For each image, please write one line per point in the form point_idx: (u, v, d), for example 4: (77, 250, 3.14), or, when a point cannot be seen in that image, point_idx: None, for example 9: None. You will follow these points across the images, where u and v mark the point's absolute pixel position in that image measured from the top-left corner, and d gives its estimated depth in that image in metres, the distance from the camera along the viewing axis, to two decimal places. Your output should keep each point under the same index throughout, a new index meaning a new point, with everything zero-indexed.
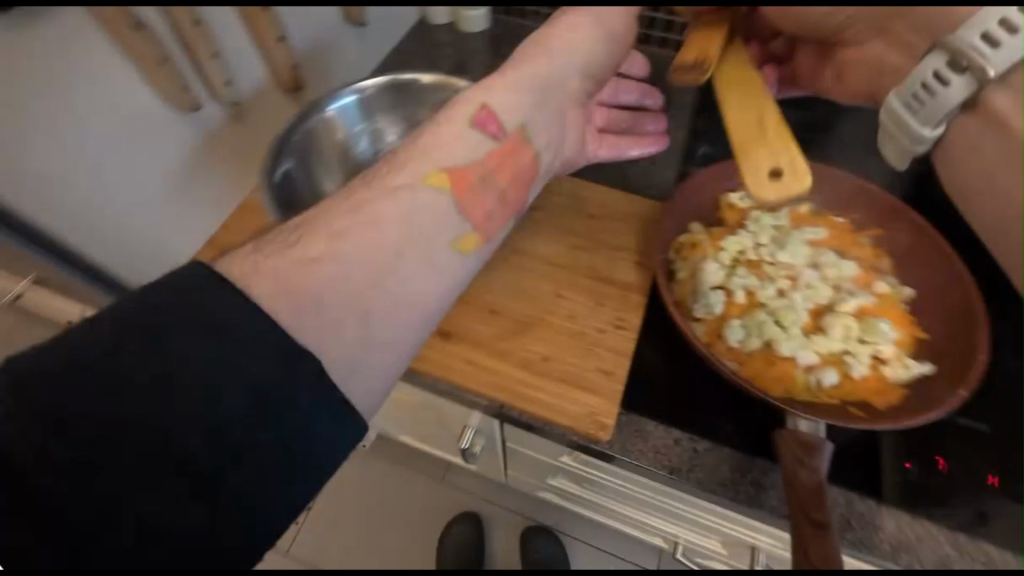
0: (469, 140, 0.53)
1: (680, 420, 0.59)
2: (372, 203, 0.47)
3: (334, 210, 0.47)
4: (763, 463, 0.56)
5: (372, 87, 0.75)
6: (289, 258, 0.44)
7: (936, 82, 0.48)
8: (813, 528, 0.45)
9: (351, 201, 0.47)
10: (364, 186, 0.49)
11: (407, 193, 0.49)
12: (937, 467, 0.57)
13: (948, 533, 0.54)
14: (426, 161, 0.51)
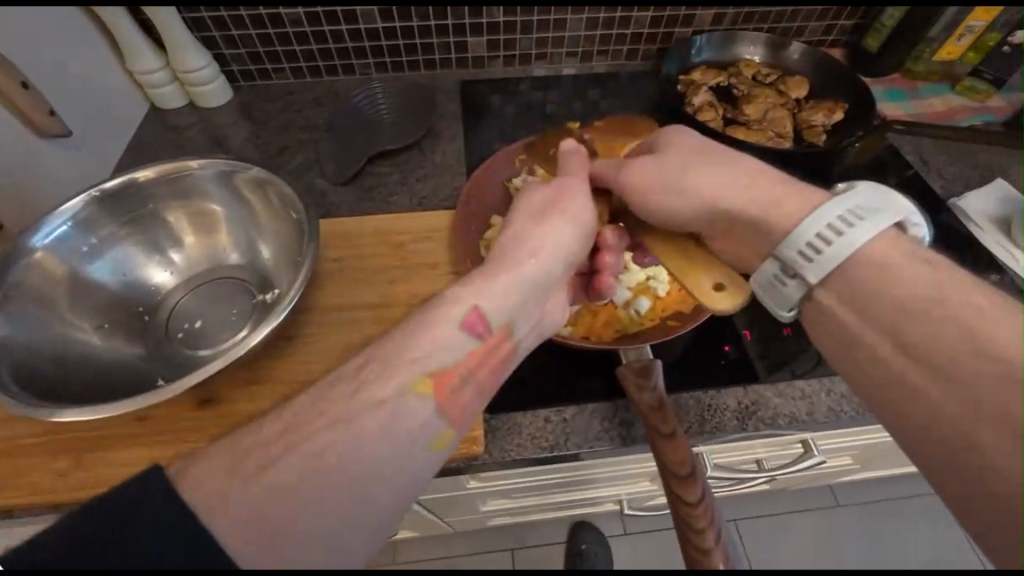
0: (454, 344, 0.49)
1: (541, 399, 0.61)
2: (351, 416, 0.43)
3: (308, 419, 0.43)
4: (621, 403, 0.61)
5: (84, 204, 0.64)
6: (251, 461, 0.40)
7: (809, 249, 0.49)
8: (665, 439, 0.49)
9: (328, 411, 0.43)
10: (342, 386, 0.45)
11: (382, 413, 0.44)
12: (747, 337, 0.67)
13: (770, 387, 0.63)
14: (402, 355, 0.47)
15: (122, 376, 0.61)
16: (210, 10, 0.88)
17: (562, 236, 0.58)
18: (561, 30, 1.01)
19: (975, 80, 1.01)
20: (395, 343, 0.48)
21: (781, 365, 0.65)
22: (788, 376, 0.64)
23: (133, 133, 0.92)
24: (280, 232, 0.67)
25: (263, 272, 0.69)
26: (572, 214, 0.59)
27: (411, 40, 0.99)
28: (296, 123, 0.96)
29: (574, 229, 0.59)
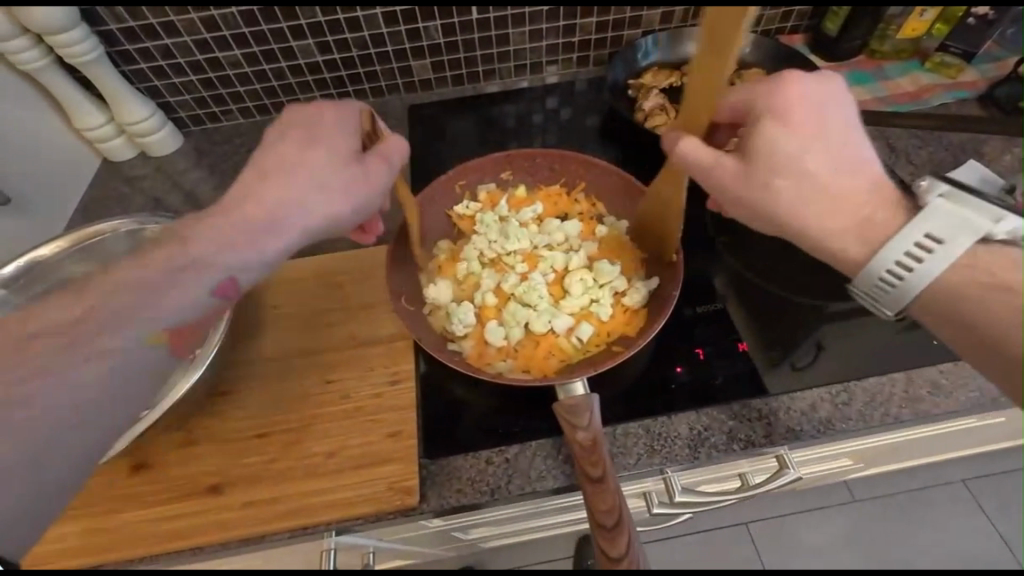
0: (197, 302, 0.52)
1: (480, 440, 0.60)
2: (61, 365, 0.47)
3: (21, 354, 0.47)
4: (562, 438, 0.59)
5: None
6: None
7: (909, 258, 0.49)
8: (594, 485, 0.47)
9: (33, 360, 0.47)
10: (57, 336, 0.48)
11: (99, 363, 0.48)
12: (699, 357, 0.64)
13: (726, 409, 0.60)
14: (117, 312, 0.49)
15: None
16: (146, 60, 0.87)
17: (310, 207, 0.53)
18: (506, 44, 0.97)
19: (945, 54, 0.95)
20: (118, 293, 0.49)
21: (781, 357, 0.64)
22: (787, 368, 0.63)
23: (85, 190, 0.92)
24: None
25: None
26: (304, 150, 0.54)
27: (354, 70, 0.95)
28: (245, 164, 0.95)
29: (309, 191, 0.54)
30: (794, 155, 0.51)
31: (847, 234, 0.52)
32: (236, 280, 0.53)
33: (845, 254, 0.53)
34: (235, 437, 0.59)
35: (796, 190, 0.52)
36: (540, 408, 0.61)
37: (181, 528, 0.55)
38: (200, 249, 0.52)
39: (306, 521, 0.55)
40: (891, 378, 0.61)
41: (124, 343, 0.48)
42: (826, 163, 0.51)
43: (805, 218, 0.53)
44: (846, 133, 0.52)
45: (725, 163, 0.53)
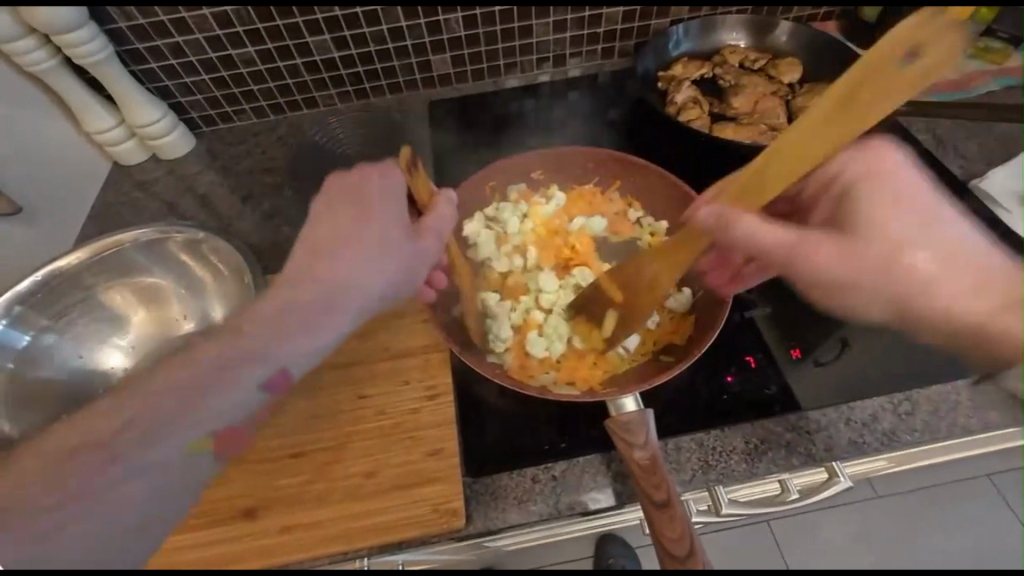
0: (247, 398, 0.46)
1: (525, 456, 0.57)
2: (117, 459, 0.40)
3: (63, 464, 0.40)
4: (612, 453, 0.57)
5: (11, 301, 0.65)
6: (12, 504, 0.40)
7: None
8: (659, 510, 0.46)
9: (76, 473, 0.39)
10: (102, 441, 0.41)
11: (155, 460, 0.41)
12: (750, 364, 0.63)
13: (781, 421, 0.59)
14: (166, 413, 0.42)
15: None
16: (157, 60, 0.83)
17: (368, 274, 0.54)
18: (529, 37, 0.91)
19: (990, 39, 0.90)
20: (183, 372, 0.44)
21: (804, 354, 0.64)
22: (810, 365, 0.63)
23: (95, 195, 0.88)
24: (218, 277, 0.69)
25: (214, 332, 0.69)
26: (368, 214, 0.56)
27: (371, 65, 0.91)
28: (260, 166, 0.91)
29: (376, 266, 0.55)
30: (905, 240, 0.50)
31: (978, 299, 0.46)
32: (288, 372, 0.48)
33: (982, 328, 0.46)
34: (269, 457, 0.57)
35: (924, 261, 0.49)
36: (586, 422, 0.59)
37: (217, 555, 0.53)
38: (254, 339, 0.47)
39: (349, 544, 0.53)
40: (954, 387, 0.61)
41: (171, 446, 0.42)
42: (919, 228, 0.50)
43: (927, 291, 0.49)
44: (926, 192, 0.52)
45: (815, 245, 0.53)
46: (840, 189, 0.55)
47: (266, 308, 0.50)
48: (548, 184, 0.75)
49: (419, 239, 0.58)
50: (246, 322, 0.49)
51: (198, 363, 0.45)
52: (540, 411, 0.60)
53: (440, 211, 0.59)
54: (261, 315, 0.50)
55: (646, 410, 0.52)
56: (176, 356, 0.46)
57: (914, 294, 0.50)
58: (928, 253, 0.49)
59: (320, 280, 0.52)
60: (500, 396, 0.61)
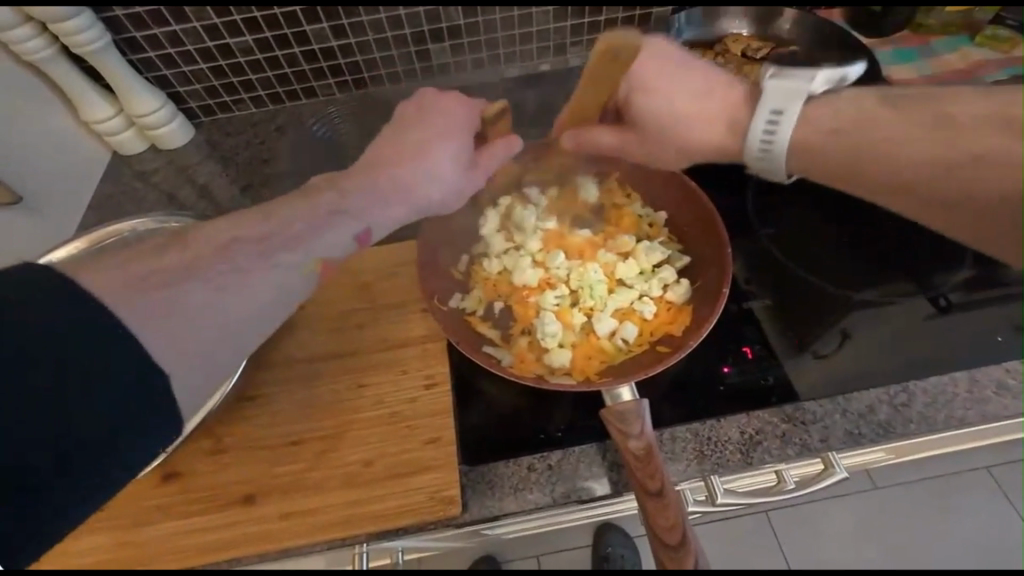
0: (338, 241, 0.54)
1: (522, 446, 0.58)
2: (254, 267, 0.50)
3: (221, 253, 0.50)
4: (608, 443, 0.57)
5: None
6: (179, 274, 0.48)
7: (770, 124, 0.53)
8: (652, 498, 0.47)
9: (235, 259, 0.50)
10: (245, 246, 0.51)
11: (280, 270, 0.51)
12: (747, 356, 0.63)
13: (778, 412, 0.59)
14: (297, 235, 0.52)
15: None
16: (155, 49, 0.83)
17: (438, 180, 0.58)
18: (530, 25, 0.90)
19: (998, 27, 0.89)
20: (295, 220, 0.53)
21: (802, 346, 0.64)
22: (807, 356, 0.63)
23: (95, 185, 0.89)
24: None
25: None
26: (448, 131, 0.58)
27: (369, 54, 0.89)
28: (259, 156, 0.91)
29: (450, 166, 0.58)
30: (669, 107, 0.59)
31: (730, 143, 0.57)
32: (371, 233, 0.57)
33: (744, 155, 0.57)
34: (268, 445, 0.57)
35: (679, 131, 0.60)
36: (583, 413, 0.59)
37: (218, 540, 0.54)
38: (355, 203, 0.55)
39: (347, 531, 0.54)
40: (953, 378, 0.61)
41: (282, 265, 0.51)
42: (686, 99, 0.58)
43: (708, 132, 0.58)
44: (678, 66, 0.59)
45: (630, 142, 0.64)
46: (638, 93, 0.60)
47: (349, 190, 0.56)
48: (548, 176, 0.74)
49: (475, 168, 0.60)
50: (332, 198, 0.55)
51: (297, 216, 0.53)
52: (538, 403, 0.60)
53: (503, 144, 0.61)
54: (344, 187, 0.56)
55: (641, 401, 0.52)
56: (284, 195, 0.55)
57: (694, 151, 0.61)
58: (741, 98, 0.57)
59: (399, 167, 0.57)
60: (499, 387, 0.62)
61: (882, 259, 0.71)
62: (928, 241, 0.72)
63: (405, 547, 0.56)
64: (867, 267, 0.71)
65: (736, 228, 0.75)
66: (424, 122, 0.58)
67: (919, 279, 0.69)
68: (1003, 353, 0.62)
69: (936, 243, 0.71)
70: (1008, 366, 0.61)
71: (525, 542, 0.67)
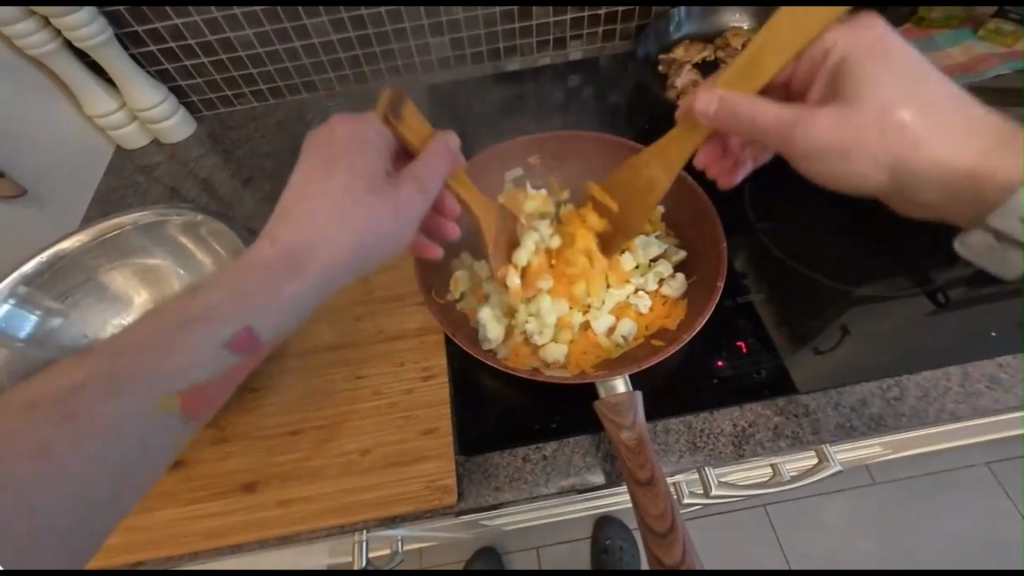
0: (218, 361, 0.49)
1: (519, 436, 0.59)
2: (103, 394, 0.45)
3: (71, 389, 0.45)
4: (602, 434, 0.58)
5: (16, 282, 0.66)
6: (23, 419, 0.45)
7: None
8: (643, 487, 0.48)
9: (79, 395, 0.45)
10: (97, 378, 0.45)
11: (132, 403, 0.45)
12: (741, 349, 0.64)
13: (772, 405, 0.60)
14: (157, 346, 0.47)
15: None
16: (156, 42, 0.84)
17: (340, 243, 0.54)
18: (530, 19, 0.90)
19: (1002, 21, 0.88)
20: (159, 325, 0.48)
21: (803, 342, 0.65)
22: (808, 352, 0.64)
23: (99, 179, 0.90)
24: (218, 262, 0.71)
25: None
26: (352, 203, 0.54)
27: (369, 48, 0.89)
28: (260, 150, 0.91)
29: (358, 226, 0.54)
30: (898, 91, 0.54)
31: (965, 139, 0.54)
32: (253, 332, 0.51)
33: (994, 171, 0.53)
34: (268, 435, 0.59)
35: (918, 127, 0.54)
36: (578, 406, 0.60)
37: (219, 527, 0.55)
38: (217, 300, 0.50)
39: (345, 519, 0.55)
40: (946, 372, 0.61)
41: (133, 407, 0.45)
42: (926, 104, 0.54)
43: (930, 142, 0.54)
44: (912, 59, 0.55)
45: (821, 111, 0.56)
46: (832, 64, 0.57)
47: (226, 286, 0.51)
48: (547, 170, 0.74)
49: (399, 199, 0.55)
50: (202, 304, 0.50)
51: (156, 335, 0.48)
52: (535, 396, 0.61)
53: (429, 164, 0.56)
54: (234, 281, 0.51)
55: (635, 392, 0.53)
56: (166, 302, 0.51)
57: (906, 155, 0.55)
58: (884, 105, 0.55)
59: (297, 232, 0.53)
60: (497, 378, 0.63)
61: (880, 255, 0.71)
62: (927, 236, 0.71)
63: (402, 534, 0.57)
64: (866, 263, 0.71)
65: (734, 223, 0.75)
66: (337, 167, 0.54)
67: (916, 273, 0.69)
68: (997, 348, 0.62)
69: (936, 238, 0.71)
70: (1001, 360, 0.61)
71: (522, 532, 0.68)
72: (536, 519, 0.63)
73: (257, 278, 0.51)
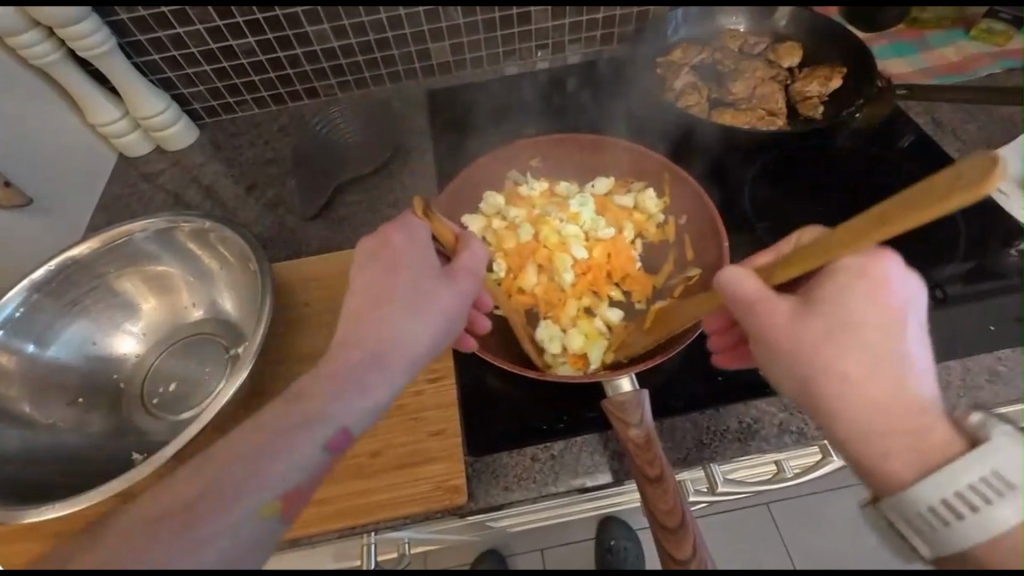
0: (311, 465, 0.42)
1: (527, 436, 0.59)
2: (197, 527, 0.36)
3: (139, 535, 0.36)
4: (610, 432, 0.58)
5: (29, 288, 0.66)
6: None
7: (974, 495, 0.36)
8: (653, 484, 0.48)
9: (134, 559, 0.34)
10: (165, 522, 0.37)
11: (224, 539, 0.37)
12: None
13: (775, 401, 0.61)
14: (241, 481, 0.39)
15: (86, 455, 0.62)
16: (159, 51, 0.84)
17: (416, 333, 0.49)
18: (528, 24, 0.91)
19: (992, 21, 0.89)
20: (237, 456, 0.41)
21: None
22: None
23: (104, 187, 0.90)
24: (228, 267, 0.71)
25: (224, 321, 0.72)
26: (407, 288, 0.49)
27: (370, 55, 0.90)
28: (263, 156, 0.92)
29: (422, 327, 0.49)
30: (832, 339, 0.42)
31: (890, 439, 0.40)
32: (350, 431, 0.45)
33: (885, 468, 0.40)
34: None
35: (827, 381, 0.42)
36: (585, 404, 0.60)
37: None
38: (313, 407, 0.44)
39: (355, 520, 0.55)
40: (945, 366, 0.63)
41: (238, 516, 0.38)
42: (881, 388, 0.41)
43: (844, 392, 0.42)
44: (891, 346, 0.41)
45: (774, 302, 0.45)
46: (830, 284, 0.44)
47: (291, 439, 0.42)
48: (549, 171, 0.75)
49: (457, 279, 0.51)
50: (249, 438, 0.42)
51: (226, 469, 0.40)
52: (542, 395, 0.62)
53: (472, 255, 0.52)
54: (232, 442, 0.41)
55: (641, 392, 0.53)
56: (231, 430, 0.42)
57: (824, 403, 0.43)
58: (842, 409, 0.42)
59: (354, 359, 0.47)
60: (506, 380, 0.63)
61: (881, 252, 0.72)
62: (929, 233, 0.72)
63: (408, 534, 0.58)
64: None
65: (735, 222, 0.76)
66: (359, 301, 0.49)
67: (917, 270, 0.70)
68: (995, 342, 0.64)
69: (937, 235, 0.72)
70: (1000, 354, 0.63)
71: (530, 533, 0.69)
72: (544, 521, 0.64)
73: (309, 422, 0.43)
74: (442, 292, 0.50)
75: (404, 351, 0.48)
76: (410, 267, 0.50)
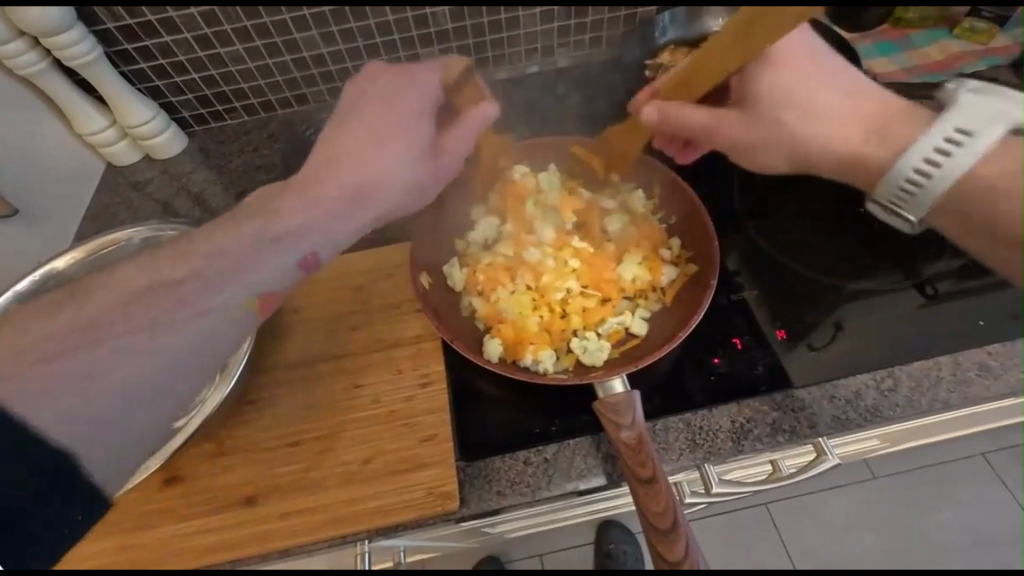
0: (280, 272, 0.51)
1: (520, 441, 0.59)
2: (175, 322, 0.48)
3: (139, 305, 0.48)
4: (602, 435, 0.58)
5: (10, 302, 0.66)
6: (86, 336, 0.47)
7: (936, 154, 0.49)
8: (644, 485, 0.48)
9: (149, 311, 0.48)
10: (161, 291, 0.49)
11: (206, 317, 0.49)
12: (736, 346, 0.65)
13: (767, 400, 0.61)
14: (222, 272, 0.49)
15: None
16: (147, 60, 0.84)
17: (391, 176, 0.52)
18: (517, 28, 0.91)
19: (975, 19, 0.90)
20: (216, 257, 0.50)
21: (798, 338, 0.65)
22: (805, 350, 0.64)
23: (90, 196, 0.89)
24: None
25: None
26: (386, 127, 0.52)
27: (359, 61, 0.90)
28: (252, 163, 0.92)
29: (400, 172, 0.52)
30: (806, 94, 0.56)
31: (864, 143, 0.54)
32: (318, 254, 0.52)
33: (872, 159, 0.54)
34: (268, 447, 0.58)
35: (814, 119, 0.56)
36: (579, 410, 0.60)
37: (220, 543, 0.54)
38: (293, 223, 0.50)
39: (345, 530, 0.55)
40: (937, 361, 0.62)
41: (218, 302, 0.49)
42: (825, 112, 0.56)
43: (816, 119, 0.56)
44: (839, 67, 0.56)
45: (726, 116, 0.59)
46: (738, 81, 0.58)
47: (270, 258, 0.50)
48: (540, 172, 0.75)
49: (442, 155, 0.55)
50: (225, 241, 0.50)
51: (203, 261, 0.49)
52: (536, 401, 0.61)
53: (463, 134, 0.56)
54: (215, 239, 0.50)
55: (631, 393, 0.53)
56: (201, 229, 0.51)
57: (806, 144, 0.57)
58: (815, 130, 0.56)
59: (328, 186, 0.51)
60: (499, 385, 0.63)
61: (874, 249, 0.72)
62: None
63: (403, 540, 0.58)
64: (857, 257, 0.71)
65: (725, 222, 0.76)
66: (350, 125, 0.52)
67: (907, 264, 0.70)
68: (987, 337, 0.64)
69: None
70: (1000, 347, 0.63)
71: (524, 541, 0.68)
72: (539, 527, 0.63)
73: (294, 236, 0.50)
74: (425, 155, 0.54)
75: (378, 189, 0.52)
76: (397, 119, 0.52)
